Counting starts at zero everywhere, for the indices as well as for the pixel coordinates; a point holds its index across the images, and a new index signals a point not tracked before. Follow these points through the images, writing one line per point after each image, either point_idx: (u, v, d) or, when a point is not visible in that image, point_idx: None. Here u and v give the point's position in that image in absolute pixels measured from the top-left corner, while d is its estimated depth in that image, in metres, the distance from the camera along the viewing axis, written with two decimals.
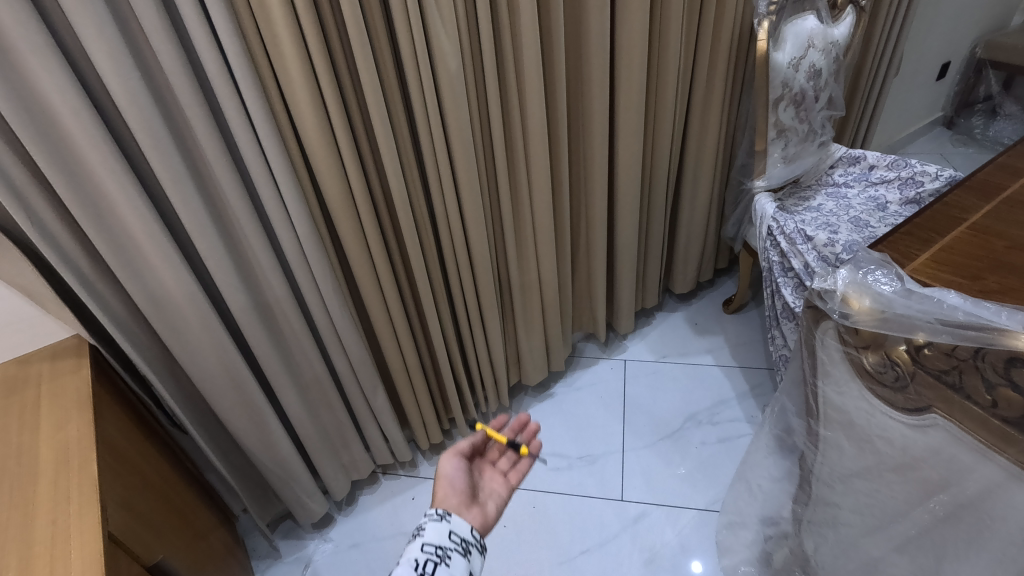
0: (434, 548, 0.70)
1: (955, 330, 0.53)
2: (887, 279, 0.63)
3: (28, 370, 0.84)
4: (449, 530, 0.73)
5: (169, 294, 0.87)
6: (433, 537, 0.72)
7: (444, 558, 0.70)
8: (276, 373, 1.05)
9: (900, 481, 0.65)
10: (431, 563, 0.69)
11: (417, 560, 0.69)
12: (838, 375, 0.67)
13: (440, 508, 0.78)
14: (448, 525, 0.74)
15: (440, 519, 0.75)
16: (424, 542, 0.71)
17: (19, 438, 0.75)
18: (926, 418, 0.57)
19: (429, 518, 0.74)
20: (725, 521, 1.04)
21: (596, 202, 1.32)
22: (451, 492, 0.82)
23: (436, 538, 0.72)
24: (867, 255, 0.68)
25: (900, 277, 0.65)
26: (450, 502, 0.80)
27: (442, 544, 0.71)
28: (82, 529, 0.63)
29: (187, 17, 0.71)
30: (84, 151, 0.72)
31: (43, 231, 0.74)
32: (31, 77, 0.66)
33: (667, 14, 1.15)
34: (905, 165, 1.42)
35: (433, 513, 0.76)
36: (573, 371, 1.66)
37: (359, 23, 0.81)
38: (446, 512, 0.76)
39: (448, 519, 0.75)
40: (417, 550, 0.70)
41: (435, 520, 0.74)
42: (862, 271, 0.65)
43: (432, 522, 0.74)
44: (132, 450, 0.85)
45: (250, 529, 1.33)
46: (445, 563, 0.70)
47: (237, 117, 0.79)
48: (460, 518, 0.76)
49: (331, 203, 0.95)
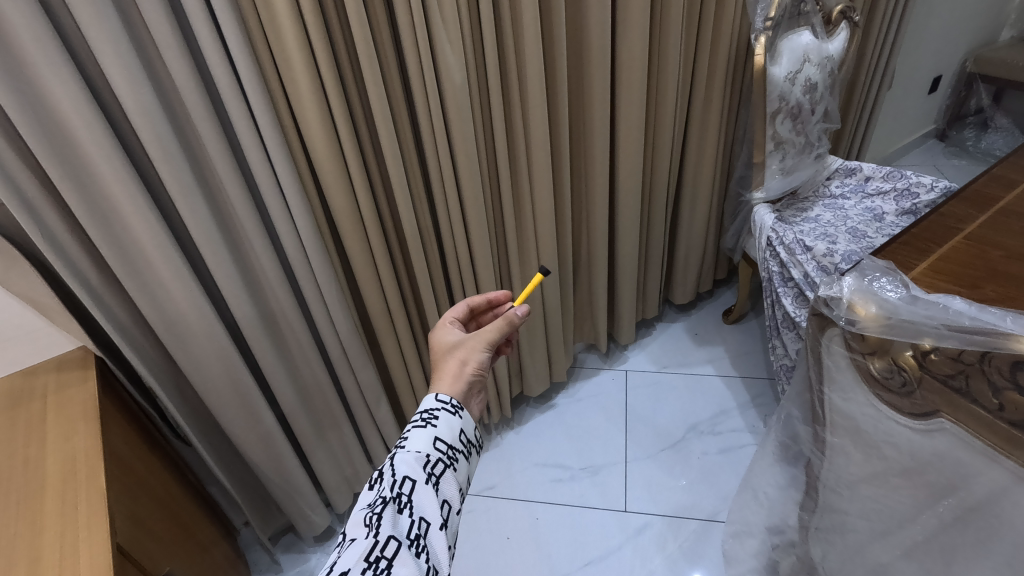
0: (446, 448, 0.67)
1: (962, 335, 0.54)
2: (892, 286, 0.64)
3: (34, 382, 0.85)
4: (461, 428, 0.70)
5: (176, 306, 0.87)
6: (446, 434, 0.68)
7: (452, 460, 0.67)
8: (280, 384, 1.05)
9: (907, 485, 0.65)
10: (441, 464, 0.65)
11: (428, 457, 0.65)
12: (844, 381, 0.68)
13: (449, 394, 0.72)
14: (460, 422, 0.70)
15: (453, 413, 0.71)
16: (436, 437, 0.67)
17: (24, 450, 0.75)
18: (932, 423, 0.58)
19: (441, 410, 0.70)
20: (731, 530, 1.04)
21: (597, 213, 1.34)
22: (472, 377, 0.76)
23: (449, 435, 0.68)
24: (873, 264, 0.70)
25: (906, 284, 0.66)
26: (470, 393, 0.76)
27: (453, 443, 0.68)
28: (91, 540, 0.63)
29: (199, 31, 0.72)
30: (94, 163, 0.73)
31: (53, 241, 0.75)
32: (44, 89, 0.67)
33: (666, 28, 1.18)
34: (901, 176, 1.44)
35: (447, 403, 0.71)
36: (575, 382, 1.66)
37: (366, 38, 0.83)
38: (459, 406, 0.71)
39: (461, 415, 0.71)
40: (428, 444, 0.66)
41: (449, 414, 0.70)
42: (867, 278, 0.66)
43: (445, 414, 0.69)
44: (136, 461, 0.84)
45: (251, 543, 1.32)
46: (453, 466, 0.67)
47: (246, 129, 0.80)
48: (470, 415, 0.73)
49: (338, 215, 0.95)
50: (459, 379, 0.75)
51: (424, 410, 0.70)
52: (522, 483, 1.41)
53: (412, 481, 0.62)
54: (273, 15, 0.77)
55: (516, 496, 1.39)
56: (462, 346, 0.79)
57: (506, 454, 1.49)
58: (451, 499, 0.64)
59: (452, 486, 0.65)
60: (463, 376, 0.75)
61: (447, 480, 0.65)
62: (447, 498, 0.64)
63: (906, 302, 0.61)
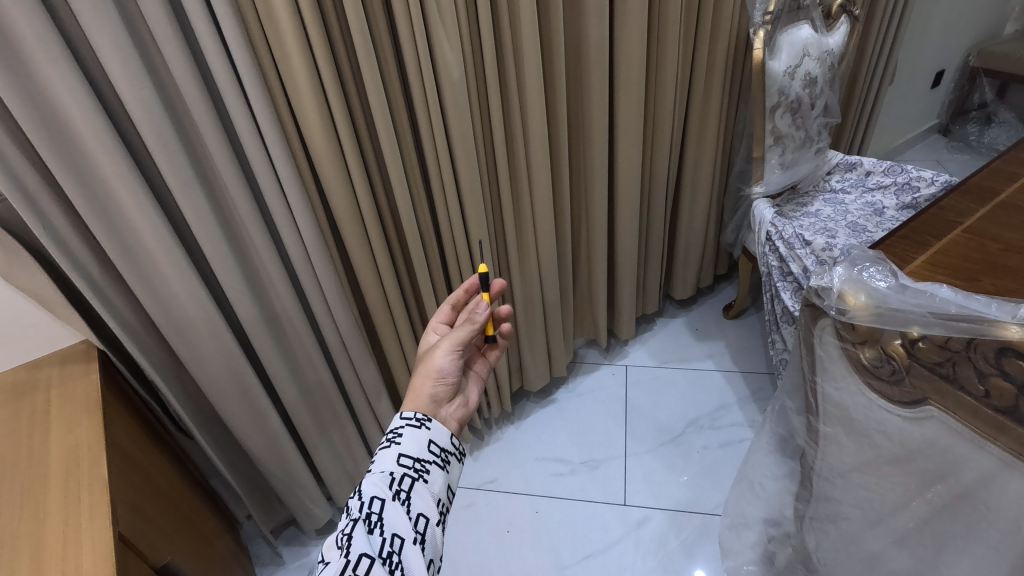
0: (412, 462, 0.67)
1: (947, 323, 0.55)
2: (881, 275, 0.64)
3: (37, 375, 0.86)
4: (429, 439, 0.70)
5: (177, 300, 0.88)
6: (411, 448, 0.68)
7: (422, 472, 0.67)
8: (280, 378, 1.05)
9: (899, 474, 0.66)
10: (408, 479, 0.65)
11: (393, 474, 0.65)
12: (835, 370, 0.68)
13: (419, 410, 0.73)
14: (427, 434, 0.70)
15: (418, 426, 0.71)
16: (400, 454, 0.67)
17: (28, 442, 0.76)
18: (921, 410, 0.58)
19: (405, 426, 0.70)
20: (728, 523, 1.04)
21: (596, 209, 1.34)
22: (439, 388, 0.76)
23: (415, 449, 0.68)
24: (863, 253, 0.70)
25: (894, 272, 0.66)
26: (437, 403, 0.76)
27: (420, 456, 0.68)
28: (93, 529, 0.64)
29: (198, 28, 0.73)
30: (95, 159, 0.73)
31: (56, 236, 0.76)
32: (45, 85, 0.68)
33: (665, 21, 1.18)
34: (901, 171, 1.44)
35: (412, 418, 0.71)
36: (575, 376, 1.67)
37: (364, 33, 0.83)
38: (424, 418, 0.72)
39: (427, 427, 0.71)
40: (393, 463, 0.66)
41: (413, 428, 0.70)
42: (857, 268, 0.66)
43: (409, 430, 0.70)
44: (138, 453, 0.85)
45: (254, 536, 1.33)
46: (423, 478, 0.66)
47: (245, 124, 0.81)
48: (440, 425, 0.73)
49: (337, 210, 0.96)
50: (425, 391, 0.76)
51: (389, 430, 0.70)
52: (522, 477, 1.42)
53: (380, 500, 0.62)
54: (271, 13, 0.77)
55: (516, 490, 1.39)
56: (428, 356, 0.79)
57: (506, 449, 1.50)
58: (426, 512, 0.64)
59: (425, 499, 0.65)
60: (427, 388, 0.76)
61: (419, 494, 0.65)
62: (421, 513, 0.64)
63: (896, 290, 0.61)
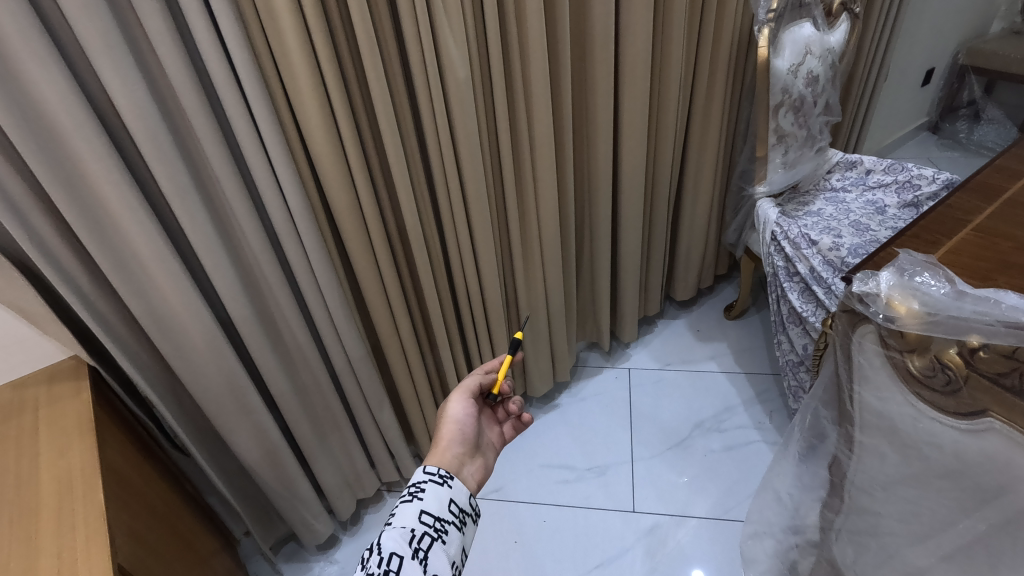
0: (432, 520, 0.63)
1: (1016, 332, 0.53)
2: (938, 282, 0.65)
3: (24, 395, 0.81)
4: (450, 498, 0.66)
5: (173, 313, 0.83)
6: (433, 505, 0.65)
7: (441, 532, 0.63)
8: (281, 390, 1.01)
9: (950, 487, 0.63)
10: (427, 538, 0.62)
11: (414, 531, 0.62)
12: (878, 379, 0.67)
13: (442, 466, 0.71)
14: (449, 492, 0.67)
15: (441, 483, 0.67)
16: (422, 510, 0.64)
17: (16, 467, 0.71)
18: (981, 422, 0.56)
19: (428, 481, 0.67)
20: (749, 531, 1.03)
21: (601, 210, 1.31)
22: (457, 437, 0.76)
23: (436, 507, 0.65)
24: (911, 259, 0.70)
25: (950, 280, 0.66)
26: (460, 457, 0.74)
27: (441, 515, 0.64)
28: (91, 560, 0.60)
29: (195, 25, 0.69)
30: (86, 166, 0.69)
31: (43, 247, 0.71)
32: (31, 86, 0.63)
33: (670, 17, 1.15)
34: (902, 169, 1.43)
35: (435, 474, 0.68)
36: (578, 381, 1.64)
37: (368, 31, 0.79)
38: (447, 475, 0.68)
39: (450, 484, 0.67)
40: (413, 519, 0.63)
41: (435, 485, 0.67)
42: (909, 275, 0.67)
43: (432, 486, 0.66)
44: (134, 475, 0.81)
45: (252, 553, 1.28)
46: (441, 539, 0.63)
47: (245, 127, 0.77)
48: (461, 484, 0.69)
49: (340, 216, 0.92)
50: (448, 447, 0.74)
51: (412, 482, 0.67)
52: (530, 484, 1.39)
53: (398, 557, 0.59)
54: (271, 10, 0.73)
55: (523, 499, 1.36)
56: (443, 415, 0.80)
57: (512, 456, 1.46)
58: (441, 574, 0.60)
59: (442, 560, 0.61)
60: (449, 443, 0.75)
61: (436, 554, 0.61)
62: (436, 574, 0.60)
63: (951, 298, 0.61)
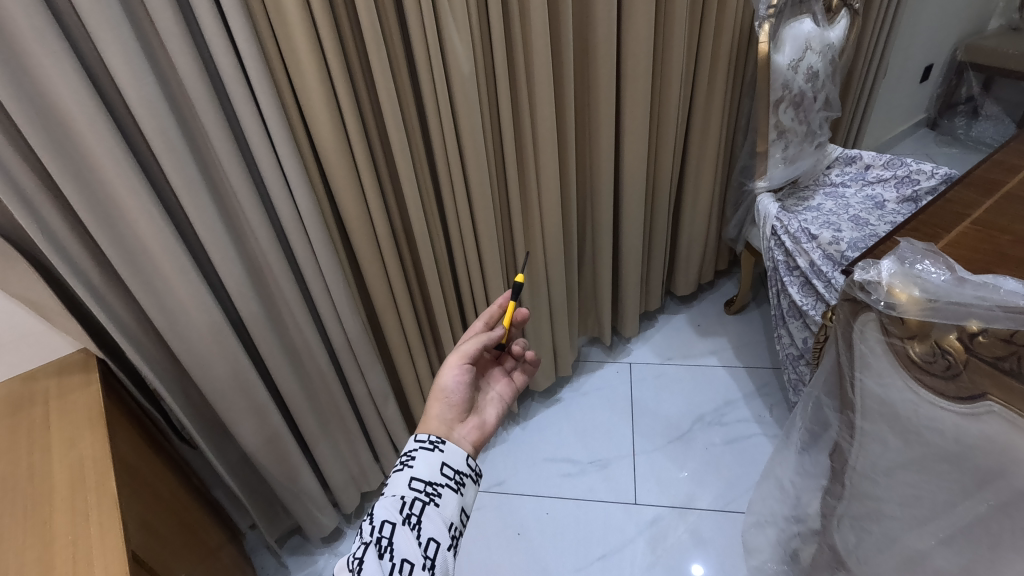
0: (423, 486, 0.64)
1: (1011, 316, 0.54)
2: (937, 269, 0.65)
3: (34, 387, 0.82)
4: (442, 462, 0.67)
5: (181, 306, 0.84)
6: (423, 471, 0.66)
7: (434, 496, 0.64)
8: (286, 383, 1.02)
9: (950, 473, 0.64)
10: (419, 503, 0.63)
11: (404, 499, 0.63)
12: (880, 367, 0.68)
13: (432, 433, 0.72)
14: (440, 456, 0.68)
15: (432, 449, 0.69)
16: (412, 477, 0.65)
17: (29, 457, 0.72)
18: (980, 406, 0.57)
19: (418, 450, 0.68)
20: (753, 520, 1.07)
21: (603, 206, 1.32)
22: (448, 407, 0.76)
23: (427, 472, 0.66)
24: (911, 246, 0.70)
25: (950, 267, 0.67)
26: (450, 425, 0.74)
27: (432, 480, 0.66)
28: (105, 548, 0.61)
29: (204, 21, 0.69)
30: (96, 160, 0.70)
31: (54, 240, 0.72)
32: (43, 81, 0.64)
33: (671, 13, 1.16)
34: (901, 164, 1.44)
35: (426, 441, 0.69)
36: (580, 375, 1.65)
37: (374, 26, 0.80)
38: (438, 440, 0.70)
39: (441, 449, 0.69)
40: (404, 486, 0.64)
41: (426, 451, 0.68)
42: (909, 263, 0.67)
43: (422, 453, 0.68)
44: (143, 465, 0.82)
45: (257, 546, 1.29)
46: (435, 502, 0.64)
47: (252, 121, 0.78)
48: (455, 446, 0.70)
49: (346, 211, 0.93)
50: (438, 415, 0.75)
51: (404, 452, 0.68)
52: (533, 476, 1.40)
53: (391, 524, 0.60)
54: (279, 6, 0.74)
55: (526, 491, 1.37)
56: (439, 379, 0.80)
57: (515, 450, 1.47)
58: (437, 536, 0.61)
59: (437, 523, 0.62)
60: (439, 410, 0.75)
61: (430, 518, 0.62)
62: (432, 537, 0.61)
63: (951, 284, 0.62)
